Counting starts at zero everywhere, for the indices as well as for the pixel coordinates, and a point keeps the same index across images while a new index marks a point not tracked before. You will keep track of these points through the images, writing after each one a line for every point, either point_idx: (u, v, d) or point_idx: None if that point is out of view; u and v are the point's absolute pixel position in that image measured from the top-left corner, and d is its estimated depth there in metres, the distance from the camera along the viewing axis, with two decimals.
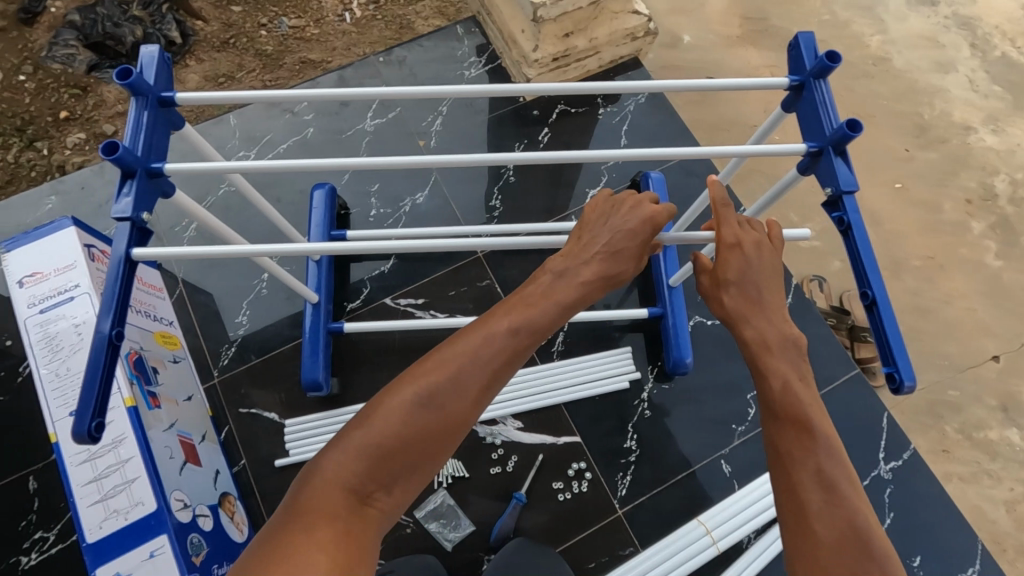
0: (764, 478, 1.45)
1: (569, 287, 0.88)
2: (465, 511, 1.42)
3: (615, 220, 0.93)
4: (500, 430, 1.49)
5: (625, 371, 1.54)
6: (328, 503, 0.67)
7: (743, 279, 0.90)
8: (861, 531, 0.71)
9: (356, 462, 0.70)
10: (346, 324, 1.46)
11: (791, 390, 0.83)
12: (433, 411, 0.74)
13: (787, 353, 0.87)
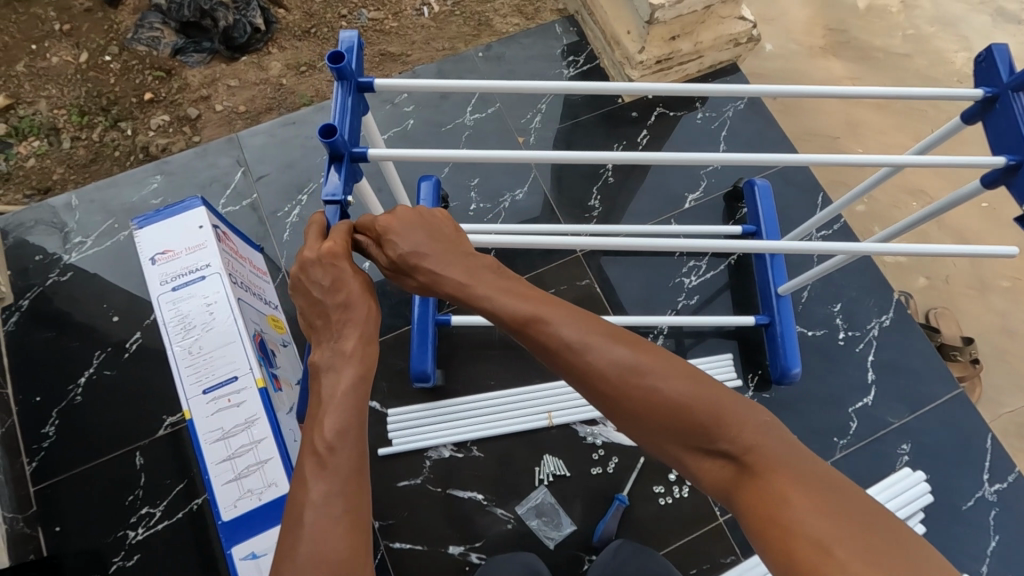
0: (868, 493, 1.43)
1: (340, 323, 0.77)
2: (566, 511, 1.42)
3: (306, 272, 0.79)
4: (601, 431, 1.49)
5: (726, 377, 1.53)
6: (324, 508, 0.64)
7: (399, 235, 0.84)
8: (654, 374, 0.70)
9: (309, 551, 0.61)
10: (453, 317, 1.46)
11: (471, 284, 0.81)
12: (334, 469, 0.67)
13: (481, 276, 0.82)
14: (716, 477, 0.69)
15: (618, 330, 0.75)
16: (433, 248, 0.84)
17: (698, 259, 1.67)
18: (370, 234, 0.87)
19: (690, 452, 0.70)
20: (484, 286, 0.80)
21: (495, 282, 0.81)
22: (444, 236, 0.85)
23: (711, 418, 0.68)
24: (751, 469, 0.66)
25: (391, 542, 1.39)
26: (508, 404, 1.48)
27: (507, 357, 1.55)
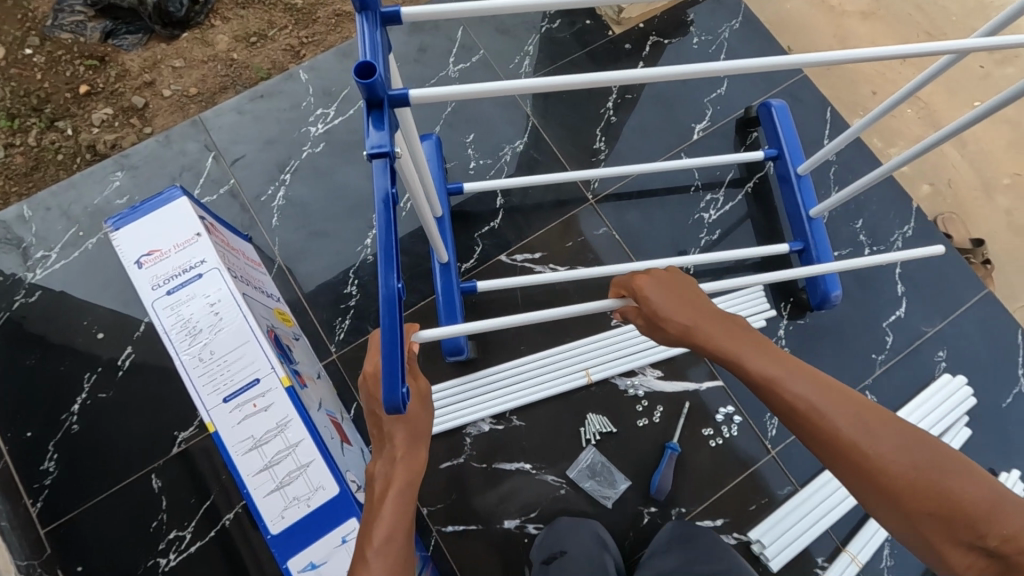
0: (914, 402, 1.43)
1: (393, 435, 0.83)
2: (618, 467, 1.37)
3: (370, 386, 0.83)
4: (643, 381, 1.43)
5: (760, 309, 1.49)
6: None
7: (661, 294, 0.98)
8: (888, 438, 0.74)
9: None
10: (480, 283, 1.37)
11: (712, 338, 0.92)
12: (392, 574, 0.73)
13: (734, 336, 0.91)
14: (970, 567, 0.69)
15: (876, 408, 0.78)
16: (695, 315, 0.95)
17: (715, 192, 1.60)
18: (631, 289, 1.03)
19: (932, 534, 0.71)
20: (733, 340, 0.90)
21: (736, 337, 0.91)
22: (694, 301, 0.97)
23: (976, 506, 0.69)
24: (1011, 563, 0.66)
25: (442, 527, 1.32)
26: (543, 366, 1.40)
27: (534, 319, 1.46)
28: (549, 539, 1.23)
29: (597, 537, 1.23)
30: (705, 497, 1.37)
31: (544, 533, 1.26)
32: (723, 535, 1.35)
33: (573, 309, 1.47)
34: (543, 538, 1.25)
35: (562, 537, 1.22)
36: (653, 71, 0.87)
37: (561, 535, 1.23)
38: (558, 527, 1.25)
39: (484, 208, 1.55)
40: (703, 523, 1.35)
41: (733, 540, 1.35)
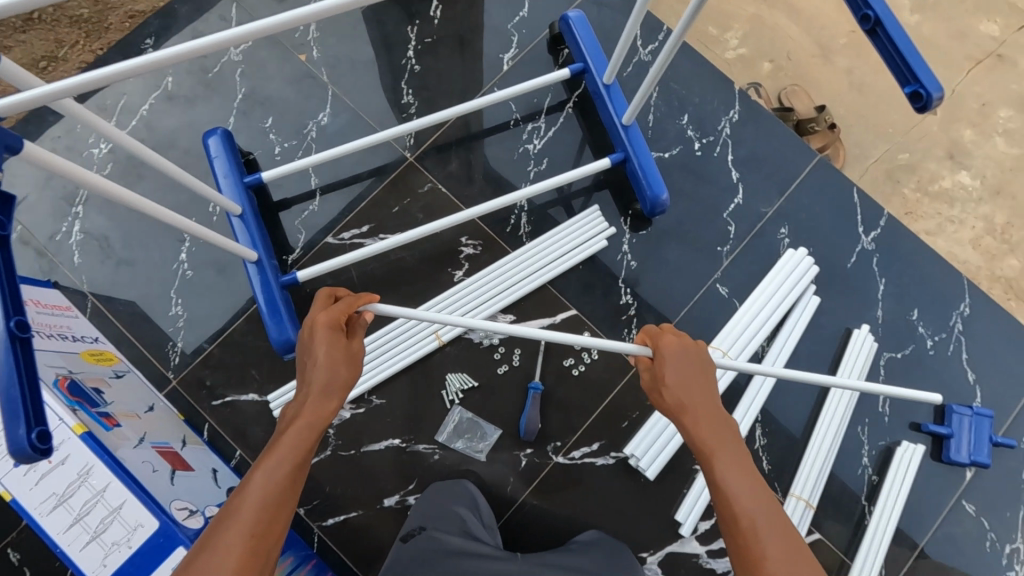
0: (762, 284, 1.45)
1: (312, 379, 0.88)
2: (486, 419, 1.37)
3: (313, 330, 0.91)
4: (496, 328, 1.42)
5: (599, 229, 1.46)
6: (256, 513, 0.71)
7: (678, 371, 0.91)
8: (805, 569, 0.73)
9: (197, 553, 0.68)
10: (300, 272, 1.31)
11: (698, 429, 0.87)
12: (269, 491, 0.74)
13: (725, 441, 0.86)
14: None
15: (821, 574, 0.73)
16: (701, 403, 0.89)
17: (536, 121, 1.54)
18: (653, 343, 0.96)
19: None
20: (719, 436, 0.86)
21: (723, 436, 0.86)
22: (705, 383, 0.91)
23: None
24: None
25: (322, 521, 1.32)
26: (389, 340, 1.36)
27: (375, 295, 1.42)
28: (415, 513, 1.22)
29: (462, 498, 1.26)
30: (577, 425, 1.38)
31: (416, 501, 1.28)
32: (601, 457, 1.37)
33: (412, 275, 1.43)
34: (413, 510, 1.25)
35: (426, 509, 1.22)
36: (318, 1, 0.75)
37: (426, 507, 1.23)
38: (425, 495, 1.27)
39: (300, 192, 1.47)
40: (580, 451, 1.37)
41: (612, 459, 1.37)
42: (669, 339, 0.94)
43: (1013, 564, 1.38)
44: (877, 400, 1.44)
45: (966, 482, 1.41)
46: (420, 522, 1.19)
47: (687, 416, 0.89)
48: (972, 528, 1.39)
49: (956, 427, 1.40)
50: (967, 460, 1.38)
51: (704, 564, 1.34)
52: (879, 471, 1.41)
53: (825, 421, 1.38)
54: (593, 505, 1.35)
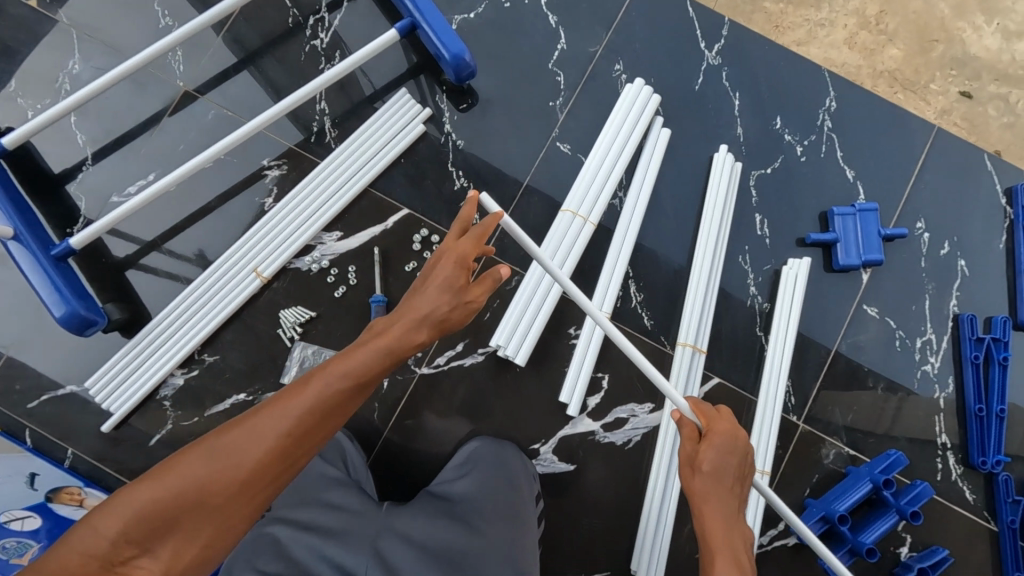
0: (603, 131, 1.30)
1: (418, 309, 0.80)
2: (333, 348, 1.23)
3: (444, 256, 0.84)
4: (324, 250, 1.27)
5: (413, 115, 1.30)
6: (296, 431, 0.69)
7: (718, 466, 0.89)
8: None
9: (224, 436, 0.67)
10: (74, 239, 1.15)
11: (710, 523, 0.85)
12: (310, 414, 0.70)
13: (732, 541, 0.85)
14: None
15: None
16: (725, 501, 0.87)
17: (318, 13, 1.36)
18: (706, 428, 0.94)
19: None
20: (729, 535, 0.85)
21: (737, 546, 0.84)
22: (735, 482, 0.90)
23: None
24: None
25: None
26: (202, 291, 1.22)
27: (182, 248, 1.28)
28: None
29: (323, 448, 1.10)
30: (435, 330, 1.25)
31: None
32: (469, 357, 1.25)
33: (218, 215, 1.30)
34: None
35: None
36: None
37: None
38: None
39: (70, 155, 1.30)
40: (444, 357, 1.25)
41: (481, 356, 1.25)
42: (730, 426, 0.93)
43: (927, 357, 1.28)
44: (754, 223, 1.31)
45: (863, 286, 1.30)
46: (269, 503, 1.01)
47: (704, 513, 0.87)
48: (878, 331, 1.28)
49: (841, 230, 1.28)
50: (859, 261, 1.26)
51: (601, 440, 1.23)
52: (769, 297, 1.29)
53: (698, 258, 1.25)
54: (470, 410, 1.23)
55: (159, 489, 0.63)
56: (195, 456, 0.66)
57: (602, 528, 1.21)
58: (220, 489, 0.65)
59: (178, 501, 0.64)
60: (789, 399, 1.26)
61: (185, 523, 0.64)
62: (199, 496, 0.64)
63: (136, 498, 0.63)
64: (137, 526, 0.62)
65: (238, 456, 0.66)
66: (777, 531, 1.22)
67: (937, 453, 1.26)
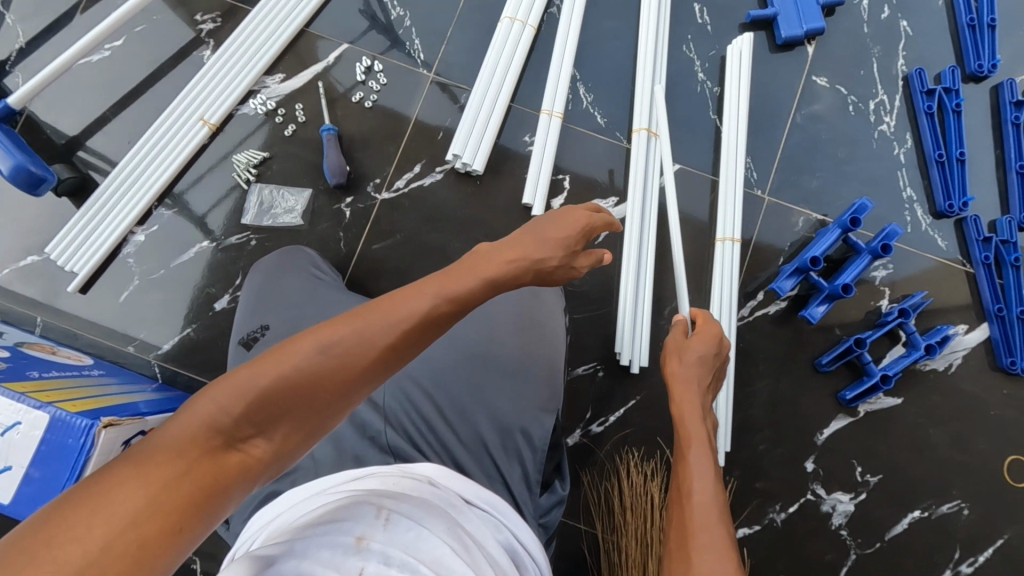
0: None
1: (525, 253, 0.80)
2: (290, 186, 1.23)
3: (573, 220, 0.90)
4: (268, 93, 1.27)
5: None
6: (397, 344, 0.60)
7: (702, 363, 0.90)
8: (718, 540, 0.61)
9: (339, 330, 0.58)
10: (11, 98, 1.16)
11: (683, 399, 0.84)
12: (418, 324, 0.62)
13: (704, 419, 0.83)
14: None
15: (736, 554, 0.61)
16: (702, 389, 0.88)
17: None
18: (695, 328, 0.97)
19: None
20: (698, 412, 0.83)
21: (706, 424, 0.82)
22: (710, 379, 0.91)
23: None
24: None
25: (157, 351, 1.19)
26: (150, 144, 1.21)
27: (125, 111, 1.27)
28: (249, 312, 1.07)
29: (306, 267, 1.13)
30: (390, 156, 1.25)
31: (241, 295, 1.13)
32: (428, 176, 1.24)
33: (156, 75, 1.28)
34: (243, 307, 1.10)
35: (266, 301, 1.07)
36: None
37: (263, 298, 1.08)
38: (253, 283, 1.12)
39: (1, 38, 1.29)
40: (403, 179, 1.24)
41: (440, 174, 1.24)
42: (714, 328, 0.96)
43: (882, 117, 1.28)
44: (694, 14, 1.31)
45: (810, 58, 1.30)
46: (262, 320, 1.05)
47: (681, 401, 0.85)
48: (831, 99, 1.28)
49: (779, 3, 1.28)
50: (801, 31, 1.26)
51: None
52: (719, 82, 1.29)
53: (641, 46, 1.25)
54: (440, 233, 1.23)
55: (275, 371, 0.54)
56: (309, 346, 0.56)
57: (583, 321, 1.21)
58: (329, 386, 0.56)
59: (293, 388, 0.54)
60: (752, 174, 1.26)
61: (293, 414, 0.55)
62: (312, 388, 0.55)
63: (250, 379, 0.54)
64: (255, 409, 0.52)
65: (345, 361, 0.57)
66: (757, 301, 1.22)
67: (905, 207, 1.26)
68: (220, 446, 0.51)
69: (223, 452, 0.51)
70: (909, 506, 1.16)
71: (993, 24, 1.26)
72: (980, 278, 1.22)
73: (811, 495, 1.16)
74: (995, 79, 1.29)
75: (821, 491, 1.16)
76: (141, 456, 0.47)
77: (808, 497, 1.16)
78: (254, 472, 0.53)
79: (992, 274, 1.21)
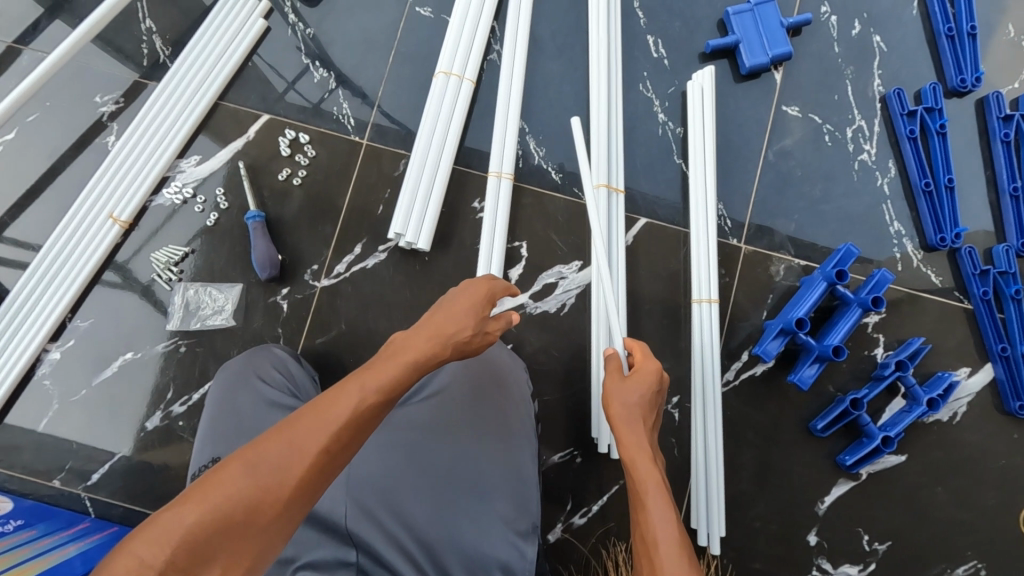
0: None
1: (433, 327, 0.73)
2: (218, 282, 1.10)
3: (471, 288, 0.78)
4: (184, 178, 1.14)
5: (251, 12, 1.18)
6: (329, 449, 0.59)
7: (643, 396, 0.76)
8: None
9: (262, 452, 0.57)
10: None
11: (630, 441, 0.72)
12: (348, 425, 0.61)
13: (652, 458, 0.71)
14: None
15: None
16: (646, 425, 0.75)
17: None
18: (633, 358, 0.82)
19: None
20: (644, 449, 0.71)
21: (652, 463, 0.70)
22: (652, 414, 0.77)
23: None
24: None
25: (86, 482, 1.07)
26: (54, 250, 1.07)
27: (25, 212, 1.13)
28: (206, 435, 0.88)
29: (259, 378, 0.94)
30: (326, 237, 1.12)
31: (206, 402, 0.94)
32: (371, 257, 1.12)
33: (58, 168, 1.14)
34: (201, 427, 0.91)
35: (223, 425, 0.88)
36: None
37: (222, 420, 0.89)
38: (212, 397, 0.94)
39: None
40: (343, 262, 1.12)
41: (383, 253, 1.12)
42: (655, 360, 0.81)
43: (861, 145, 1.17)
44: (648, 47, 1.19)
45: (778, 86, 1.18)
46: (215, 452, 0.86)
47: (627, 441, 0.73)
48: (803, 129, 1.18)
49: (740, 30, 1.16)
50: (767, 58, 1.15)
51: (533, 312, 1.12)
52: (682, 121, 1.18)
53: (594, 89, 1.12)
54: (389, 318, 1.11)
55: (204, 507, 0.53)
56: (237, 472, 0.56)
57: (555, 404, 1.09)
58: (263, 510, 0.55)
59: (221, 522, 0.53)
60: (724, 223, 1.15)
61: (227, 547, 0.54)
62: (242, 516, 0.54)
63: (176, 522, 0.52)
64: (186, 552, 0.51)
65: (276, 477, 0.56)
66: (742, 363, 1.11)
67: (894, 244, 1.15)
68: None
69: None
70: (922, 572, 1.08)
71: (973, 33, 1.15)
72: (980, 316, 1.12)
73: (816, 571, 1.07)
74: (979, 92, 1.18)
75: (826, 565, 1.07)
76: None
77: (814, 573, 1.07)
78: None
79: (992, 309, 1.11)
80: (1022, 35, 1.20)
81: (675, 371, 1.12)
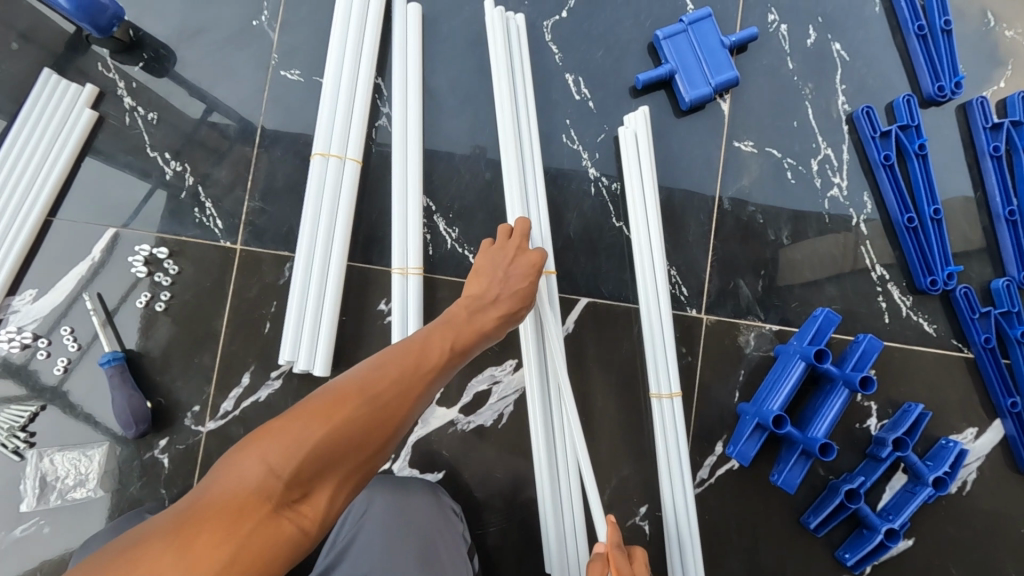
0: (336, 16, 0.94)
1: (499, 290, 0.74)
2: (79, 444, 0.91)
3: (522, 249, 0.79)
4: (20, 319, 0.92)
5: (75, 101, 0.94)
6: (424, 386, 0.60)
7: None
8: None
9: (379, 381, 0.57)
10: None
11: None
12: (437, 371, 0.62)
13: None
14: None
15: None
16: None
17: None
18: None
19: None
20: None
21: None
22: None
23: None
24: None
25: None
26: None
27: None
28: None
29: None
30: (205, 371, 0.93)
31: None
32: (263, 388, 0.93)
33: None
34: None
35: None
36: None
37: None
38: None
39: None
40: (231, 397, 0.93)
41: (277, 381, 0.94)
42: None
43: (830, 178, 1.00)
44: (568, 87, 0.99)
45: (726, 118, 0.99)
46: None
47: None
48: (761, 168, 0.99)
49: (675, 57, 0.96)
50: (709, 88, 0.95)
51: (466, 429, 0.95)
52: (617, 174, 0.99)
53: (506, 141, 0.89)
54: None
55: (332, 423, 0.51)
56: (356, 394, 0.55)
57: (503, 532, 0.94)
58: (376, 434, 0.54)
59: (341, 445, 0.51)
60: (680, 291, 0.97)
61: (337, 472, 0.52)
62: (361, 439, 0.53)
63: (302, 435, 0.50)
64: (311, 464, 0.49)
65: (386, 403, 0.56)
66: (716, 458, 0.95)
67: (877, 292, 0.98)
68: (272, 511, 0.47)
69: (276, 516, 0.47)
70: None
71: (949, 28, 0.97)
72: (984, 366, 0.96)
73: None
74: (961, 97, 1.00)
75: None
76: (186, 530, 0.43)
77: None
78: (308, 534, 0.49)
79: (997, 357, 0.96)
80: (1002, 24, 1.02)
81: (641, 476, 0.95)
